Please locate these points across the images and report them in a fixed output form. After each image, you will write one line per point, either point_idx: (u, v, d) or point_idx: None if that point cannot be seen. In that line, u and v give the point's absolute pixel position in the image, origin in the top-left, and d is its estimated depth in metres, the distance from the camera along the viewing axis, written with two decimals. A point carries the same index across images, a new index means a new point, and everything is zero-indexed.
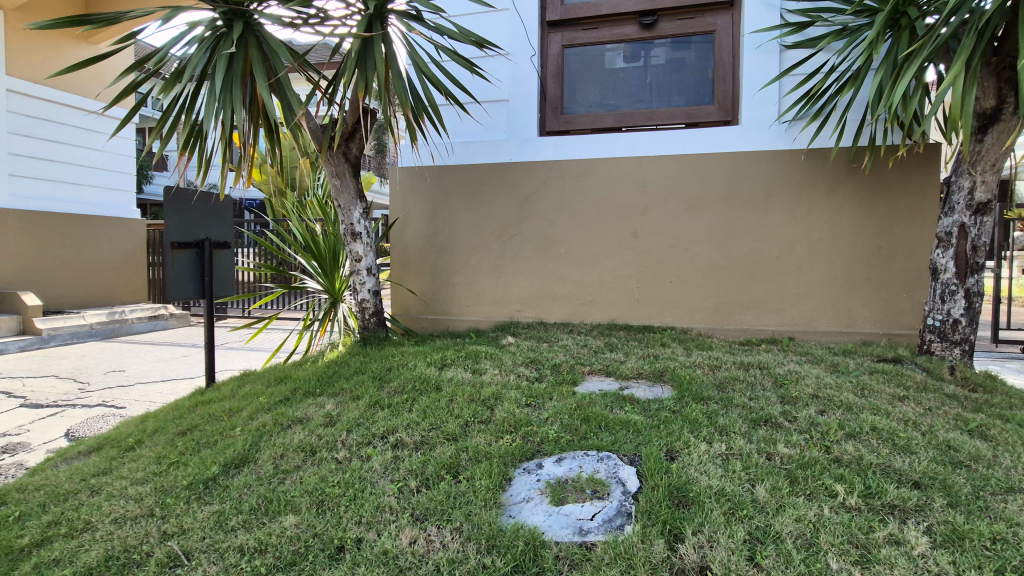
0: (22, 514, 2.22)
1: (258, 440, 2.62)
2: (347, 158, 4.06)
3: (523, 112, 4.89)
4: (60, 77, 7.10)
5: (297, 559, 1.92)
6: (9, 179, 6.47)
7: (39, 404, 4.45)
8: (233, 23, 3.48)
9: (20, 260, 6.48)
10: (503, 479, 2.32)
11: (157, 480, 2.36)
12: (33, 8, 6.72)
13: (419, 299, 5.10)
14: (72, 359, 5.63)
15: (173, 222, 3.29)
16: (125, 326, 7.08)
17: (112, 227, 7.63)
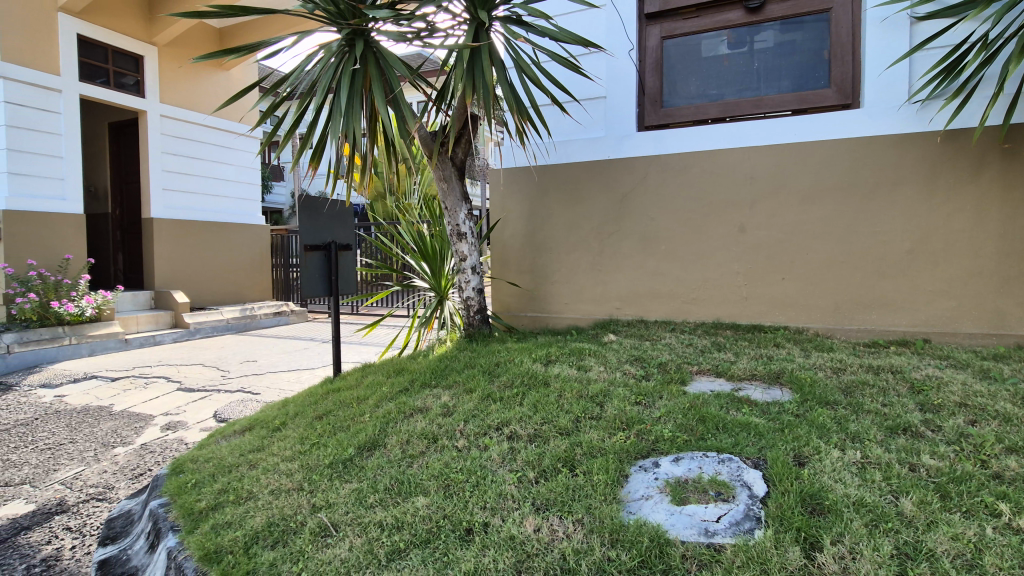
0: (197, 482, 2.57)
1: (385, 426, 2.84)
2: (453, 162, 4.29)
3: (621, 108, 4.83)
4: (201, 101, 8.04)
5: (431, 537, 2.05)
6: (163, 193, 7.44)
7: (191, 389, 5.10)
8: (355, 41, 3.77)
9: (171, 263, 7.46)
10: (619, 475, 2.32)
11: (303, 458, 2.63)
12: (181, 43, 7.74)
13: (518, 297, 5.21)
14: (214, 350, 6.39)
15: (305, 227, 3.63)
16: (255, 321, 7.89)
17: (241, 232, 8.53)
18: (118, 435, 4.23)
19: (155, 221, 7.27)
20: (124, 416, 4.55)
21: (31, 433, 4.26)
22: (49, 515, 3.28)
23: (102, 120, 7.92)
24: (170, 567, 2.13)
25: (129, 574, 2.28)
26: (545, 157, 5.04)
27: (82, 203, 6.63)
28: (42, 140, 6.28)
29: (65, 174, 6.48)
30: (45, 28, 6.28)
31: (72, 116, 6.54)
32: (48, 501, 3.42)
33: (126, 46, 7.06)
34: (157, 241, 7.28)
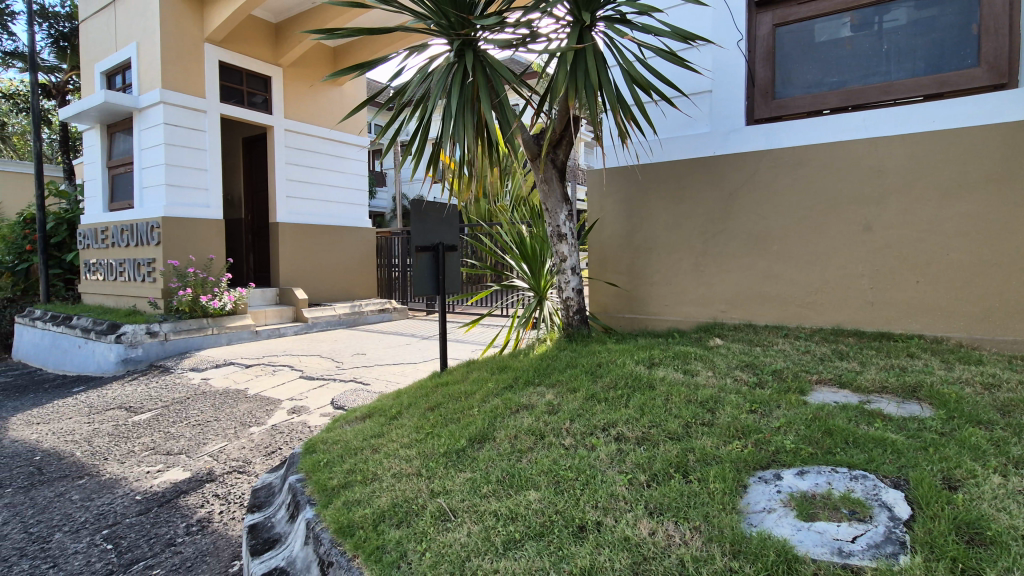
0: (329, 461, 2.82)
1: (494, 420, 2.95)
2: (554, 164, 4.35)
3: (729, 101, 4.62)
4: (318, 114, 8.79)
5: (545, 531, 2.09)
6: (287, 201, 8.22)
7: (311, 377, 5.60)
8: (463, 52, 3.95)
9: (292, 263, 8.23)
10: (738, 485, 2.23)
11: (420, 446, 2.80)
12: (301, 63, 8.52)
13: (617, 298, 5.16)
14: (328, 343, 6.96)
15: (417, 229, 3.86)
16: (362, 317, 8.49)
17: (351, 235, 9.20)
18: (253, 416, 4.75)
19: (280, 225, 8.06)
20: (257, 399, 5.10)
21: (185, 409, 4.93)
22: (200, 482, 3.79)
23: (237, 136, 8.93)
24: (309, 537, 2.36)
25: (274, 539, 2.56)
26: (646, 156, 4.95)
27: (221, 209, 7.49)
28: (192, 155, 7.19)
29: (209, 185, 7.37)
30: (194, 57, 7.21)
31: (214, 132, 7.42)
32: (200, 470, 3.94)
33: (256, 68, 7.91)
34: (281, 243, 8.07)
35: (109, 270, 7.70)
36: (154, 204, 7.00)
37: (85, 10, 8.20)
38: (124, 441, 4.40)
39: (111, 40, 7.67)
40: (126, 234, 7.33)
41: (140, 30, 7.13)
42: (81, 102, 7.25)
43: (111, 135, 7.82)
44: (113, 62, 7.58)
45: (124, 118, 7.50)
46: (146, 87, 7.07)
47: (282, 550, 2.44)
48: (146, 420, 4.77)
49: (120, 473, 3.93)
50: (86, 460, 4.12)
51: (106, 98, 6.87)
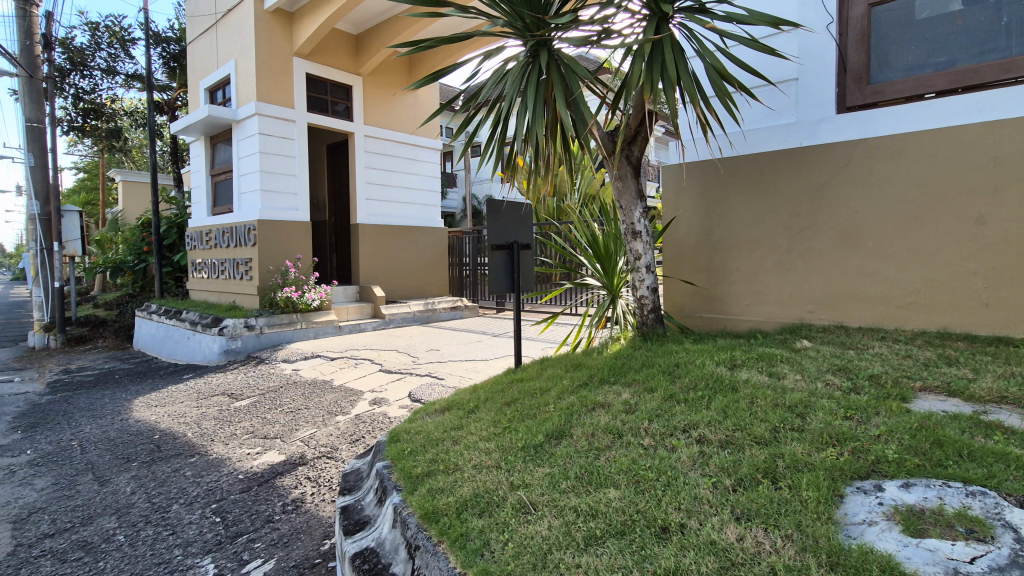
0: (413, 449, 2.96)
1: (571, 417, 2.97)
2: (629, 161, 4.32)
3: (817, 89, 4.36)
4: (395, 119, 9.18)
5: (627, 529, 2.07)
6: (367, 203, 8.65)
7: (389, 371, 5.88)
8: (538, 52, 3.98)
9: (371, 262, 8.65)
10: (833, 494, 2.10)
11: (499, 439, 2.87)
12: (379, 73, 8.93)
13: (694, 297, 5.01)
14: (404, 339, 7.26)
15: (493, 229, 3.96)
16: (435, 314, 8.78)
17: (425, 235, 9.53)
18: (338, 405, 5.07)
19: (361, 226, 8.50)
20: (342, 390, 5.43)
21: (279, 397, 5.34)
22: (293, 465, 4.10)
23: (321, 143, 9.54)
24: (396, 520, 2.48)
25: (364, 521, 2.71)
26: (726, 150, 4.77)
27: (308, 212, 8.00)
28: (282, 161, 7.73)
29: (297, 189, 7.89)
30: (284, 70, 7.76)
31: (302, 140, 7.95)
32: (292, 454, 4.26)
33: (338, 78, 8.39)
34: (361, 244, 8.51)
35: (211, 269, 8.47)
36: (250, 208, 7.61)
37: (192, 33, 9.05)
38: (228, 425, 4.83)
39: (214, 59, 8.41)
40: (226, 236, 8.03)
41: (239, 48, 7.77)
42: (189, 117, 8.01)
43: (213, 146, 8.58)
44: (215, 79, 8.31)
45: (224, 130, 8.20)
46: (243, 101, 7.69)
47: (371, 532, 2.58)
48: (246, 406, 5.22)
49: (225, 453, 4.32)
50: (196, 440, 4.57)
51: (209, 112, 7.55)
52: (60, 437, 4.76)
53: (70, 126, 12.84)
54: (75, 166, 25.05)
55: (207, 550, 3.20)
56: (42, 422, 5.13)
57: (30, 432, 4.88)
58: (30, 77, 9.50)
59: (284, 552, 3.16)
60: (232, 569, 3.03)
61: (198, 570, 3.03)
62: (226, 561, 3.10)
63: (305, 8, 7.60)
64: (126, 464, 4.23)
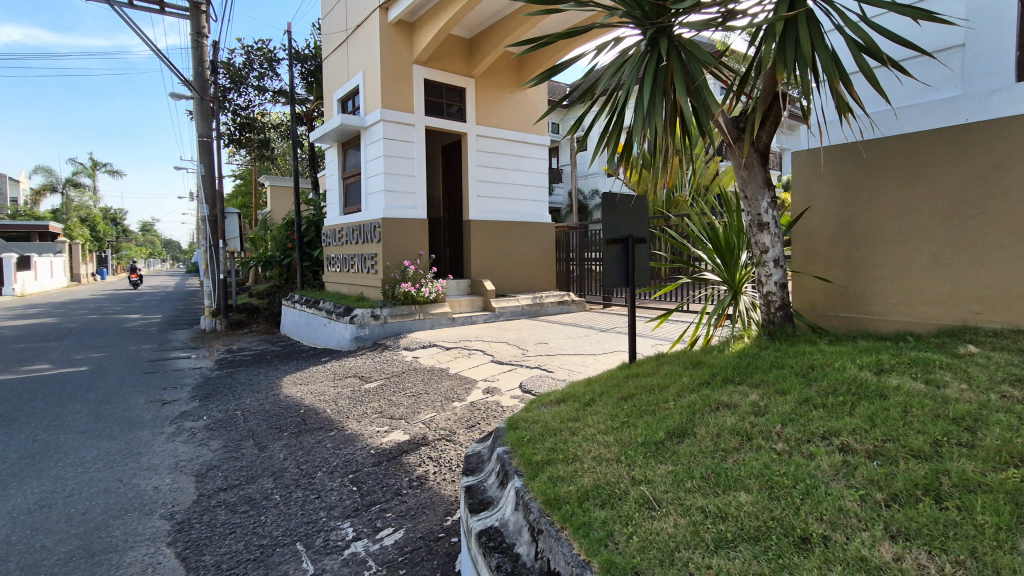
0: (532, 437, 3.05)
1: (693, 415, 2.88)
2: (756, 148, 4.06)
3: (990, 55, 3.79)
4: (505, 118, 9.43)
5: (761, 536, 1.96)
6: (478, 200, 8.99)
7: (501, 362, 6.10)
8: (658, 39, 3.87)
9: (482, 257, 9.01)
10: (1017, 522, 1.83)
11: (617, 433, 2.87)
12: (491, 74, 9.23)
13: (830, 294, 4.59)
14: (514, 331, 7.48)
15: (608, 223, 3.95)
16: (543, 308, 8.91)
17: (533, 230, 9.69)
18: (455, 392, 5.37)
19: (473, 222, 8.87)
20: (458, 378, 5.75)
21: (402, 382, 5.78)
22: (417, 445, 4.42)
23: (437, 144, 10.11)
24: (519, 504, 2.56)
25: (487, 501, 2.81)
26: (871, 131, 4.30)
27: (425, 210, 8.48)
28: (403, 163, 8.28)
29: (416, 188, 8.40)
30: (405, 78, 8.31)
31: (420, 142, 8.45)
32: (416, 435, 4.59)
33: (452, 82, 8.81)
34: (473, 239, 8.89)
35: (342, 263, 9.35)
36: (375, 207, 8.27)
37: (327, 49, 9.98)
38: (360, 404, 5.33)
39: (345, 72, 9.23)
40: (355, 234, 8.82)
41: (366, 61, 8.46)
42: (324, 126, 8.88)
43: (345, 152, 9.44)
44: (346, 90, 9.11)
45: (352, 136, 8.97)
46: (369, 108, 8.37)
47: (495, 512, 2.67)
48: (374, 388, 5.72)
49: (358, 430, 4.78)
50: (334, 416, 5.10)
51: (341, 122, 8.30)
52: (229, 406, 5.57)
53: (230, 139, 14.85)
54: (234, 173, 28.92)
55: (347, 515, 3.57)
56: (214, 393, 6.03)
57: (206, 401, 5.77)
58: (201, 98, 11.11)
59: (411, 523, 3.44)
60: (368, 534, 3.36)
61: (340, 531, 3.40)
62: (363, 526, 3.45)
63: (424, 17, 8.06)
64: (279, 433, 4.84)
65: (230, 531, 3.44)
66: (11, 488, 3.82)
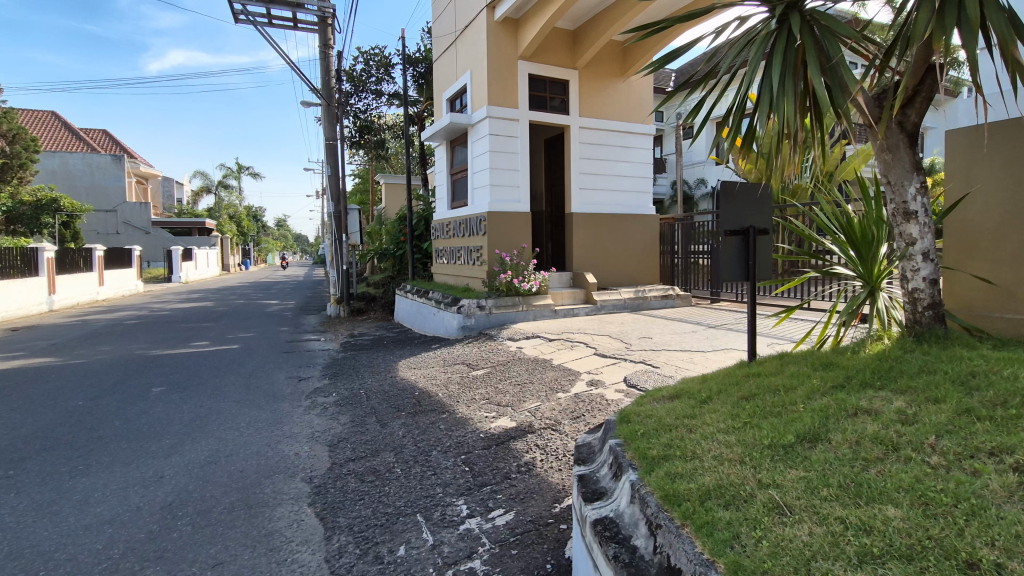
0: (645, 432, 3.00)
1: (826, 420, 2.67)
2: (903, 128, 3.63)
3: None
4: (609, 108, 9.27)
5: (915, 555, 1.77)
6: (580, 192, 8.96)
7: (604, 355, 6.07)
8: (788, 15, 3.56)
9: (584, 249, 8.98)
10: None
11: (739, 433, 2.75)
12: (595, 64, 9.14)
13: (992, 293, 3.98)
14: (617, 325, 7.41)
15: (728, 213, 3.76)
16: (646, 302, 8.71)
17: (636, 222, 9.45)
18: (559, 383, 5.45)
19: (575, 214, 8.88)
20: (562, 369, 5.82)
21: (508, 371, 5.97)
22: (524, 432, 4.55)
23: (539, 138, 10.20)
24: (635, 497, 2.53)
25: (601, 491, 2.80)
26: None
27: (528, 203, 8.60)
28: (506, 157, 8.45)
29: (519, 182, 8.54)
30: (510, 75, 8.49)
31: (524, 136, 8.57)
32: (523, 422, 4.73)
33: (556, 75, 8.84)
34: (575, 232, 8.90)
35: (450, 255, 9.81)
36: (481, 201, 8.56)
37: (437, 50, 10.45)
38: (469, 390, 5.60)
39: (454, 72, 9.62)
40: (462, 227, 9.20)
41: (473, 60, 8.76)
42: (435, 125, 9.34)
43: (453, 148, 9.86)
44: (455, 89, 9.50)
45: (459, 133, 9.33)
46: (476, 106, 8.66)
47: (610, 503, 2.66)
48: (482, 375, 5.98)
49: (468, 414, 5.02)
50: (446, 399, 5.41)
51: (451, 120, 8.68)
52: (354, 385, 6.12)
53: (352, 141, 16.16)
54: (354, 173, 31.43)
55: (461, 493, 3.78)
56: (341, 373, 6.66)
57: (335, 379, 6.39)
58: (328, 105, 12.18)
59: (521, 506, 3.56)
60: (481, 512, 3.54)
61: (455, 507, 3.61)
62: (476, 504, 3.63)
63: (529, 13, 8.15)
64: (398, 412, 5.23)
65: (359, 498, 3.80)
66: (187, 444, 4.52)
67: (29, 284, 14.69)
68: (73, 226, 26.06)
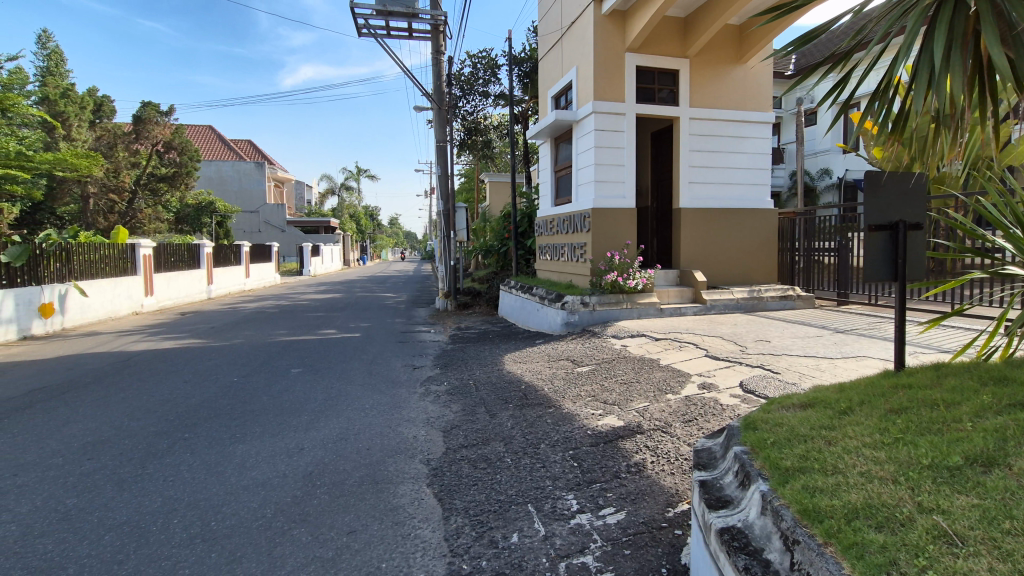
0: (776, 442, 2.81)
1: (1004, 442, 2.32)
2: None
3: None
4: (721, 97, 8.76)
5: None
6: (689, 186, 8.59)
7: (717, 357, 5.79)
8: None
9: (692, 247, 8.61)
10: None
11: (891, 450, 2.49)
12: (707, 51, 8.69)
13: None
14: (729, 326, 7.03)
15: (871, 207, 3.41)
16: (762, 303, 8.19)
17: (752, 217, 8.85)
18: (668, 384, 5.27)
19: (683, 210, 8.53)
20: (671, 370, 5.63)
21: (613, 369, 5.90)
22: (632, 432, 4.47)
23: (646, 131, 9.92)
24: (766, 509, 2.38)
25: (726, 500, 2.66)
26: None
27: (634, 198, 8.39)
28: (612, 152, 8.32)
29: (625, 177, 8.37)
30: (617, 68, 8.35)
31: (631, 130, 8.37)
32: (631, 422, 4.64)
33: (665, 65, 8.55)
34: (683, 228, 8.56)
35: (553, 252, 9.87)
36: (586, 198, 8.52)
37: (543, 49, 10.54)
38: (574, 386, 5.61)
39: (559, 70, 9.65)
40: (565, 224, 9.22)
41: (579, 56, 8.73)
42: (540, 123, 9.45)
43: (557, 146, 9.90)
44: (560, 87, 9.54)
45: (564, 130, 9.35)
46: (582, 102, 8.62)
47: (737, 512, 2.52)
48: (587, 371, 5.97)
49: (574, 410, 5.03)
50: (552, 395, 5.47)
51: (556, 117, 8.73)
52: (464, 375, 6.40)
53: (460, 142, 16.86)
54: (461, 172, 32.74)
55: (571, 487, 3.81)
56: (451, 363, 7.00)
57: (446, 369, 6.72)
58: (439, 108, 12.78)
59: (633, 507, 3.51)
60: (591, 509, 3.54)
61: (565, 501, 3.65)
62: (586, 500, 3.64)
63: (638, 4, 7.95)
64: (505, 404, 5.38)
65: (473, 483, 3.97)
66: (321, 421, 5.01)
67: (192, 275, 17.08)
68: (224, 226, 29.84)
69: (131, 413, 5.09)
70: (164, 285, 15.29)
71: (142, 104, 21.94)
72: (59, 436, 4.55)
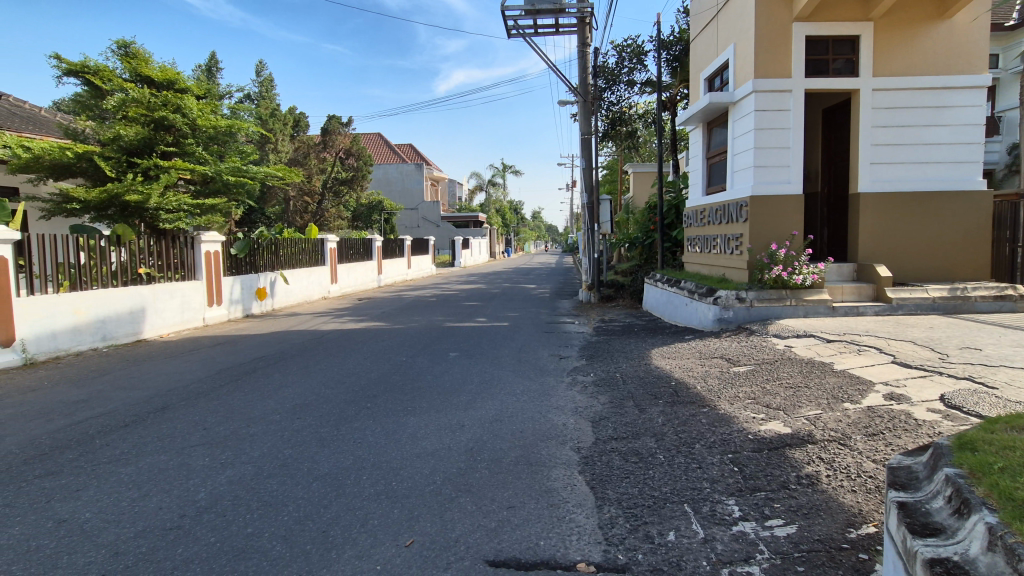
0: (1008, 467, 2.36)
1: None
2: None
3: None
4: (916, 61, 7.48)
5: None
6: (870, 168, 7.53)
7: (908, 364, 5.02)
8: None
9: (873, 238, 7.55)
10: None
11: None
12: (899, 9, 7.47)
13: None
14: (924, 330, 6.04)
15: None
16: (968, 303, 6.90)
17: (957, 201, 7.44)
18: (846, 391, 4.70)
19: (862, 195, 7.51)
20: (847, 375, 5.01)
21: (777, 370, 5.43)
22: (803, 441, 4.08)
23: (817, 108, 8.88)
24: (995, 544, 2.02)
25: (935, 527, 2.29)
26: None
27: (801, 184, 7.58)
28: (775, 134, 7.60)
29: (791, 161, 7.59)
30: (782, 41, 7.59)
31: (799, 108, 7.57)
32: (800, 429, 4.24)
33: (843, 32, 7.55)
34: (862, 216, 7.53)
35: (704, 243, 9.35)
36: (743, 186, 7.91)
37: (696, 29, 9.98)
38: (731, 386, 5.29)
39: (714, 49, 9.06)
40: (718, 214, 8.68)
41: (738, 32, 8.10)
42: (691, 109, 8.99)
43: (710, 131, 9.33)
44: (715, 68, 8.96)
45: (719, 114, 8.77)
46: (740, 82, 8.00)
47: (952, 542, 2.16)
48: (745, 372, 5.58)
49: (732, 412, 4.74)
50: (706, 393, 5.21)
51: (709, 101, 8.24)
52: (610, 368, 6.41)
53: (604, 133, 16.71)
54: (603, 164, 32.39)
55: (731, 492, 3.61)
56: (598, 355, 7.03)
57: (592, 361, 6.78)
58: (584, 101, 12.81)
59: (806, 522, 3.21)
60: (756, 518, 3.32)
61: (725, 506, 3.47)
62: (750, 508, 3.42)
63: None
64: (655, 399, 5.28)
65: (625, 475, 3.97)
66: (478, 402, 5.40)
67: (365, 267, 19.39)
68: (389, 223, 33.36)
69: (326, 383, 6.00)
70: (343, 274, 17.61)
71: (328, 118, 25.44)
72: (276, 398, 5.53)
